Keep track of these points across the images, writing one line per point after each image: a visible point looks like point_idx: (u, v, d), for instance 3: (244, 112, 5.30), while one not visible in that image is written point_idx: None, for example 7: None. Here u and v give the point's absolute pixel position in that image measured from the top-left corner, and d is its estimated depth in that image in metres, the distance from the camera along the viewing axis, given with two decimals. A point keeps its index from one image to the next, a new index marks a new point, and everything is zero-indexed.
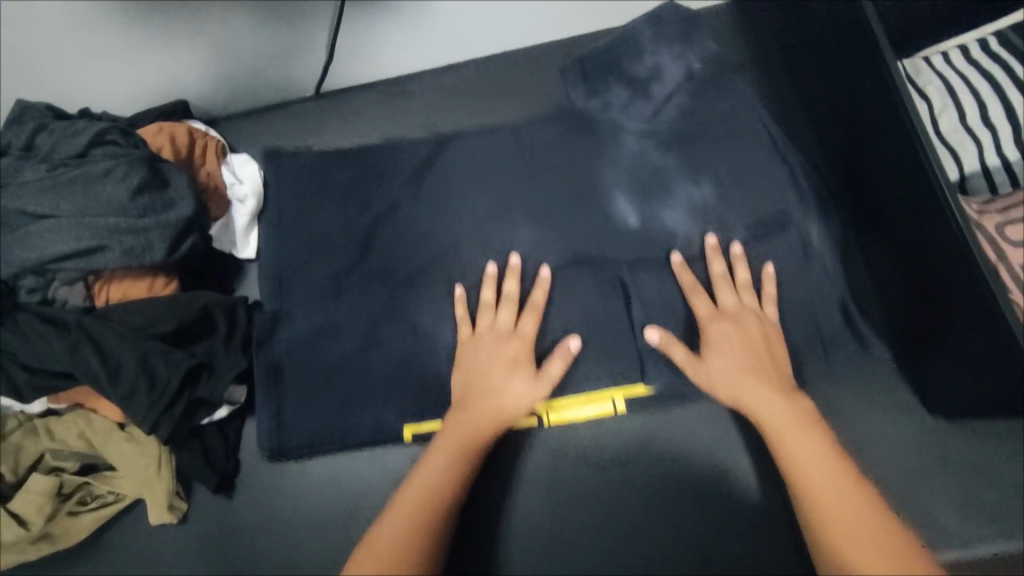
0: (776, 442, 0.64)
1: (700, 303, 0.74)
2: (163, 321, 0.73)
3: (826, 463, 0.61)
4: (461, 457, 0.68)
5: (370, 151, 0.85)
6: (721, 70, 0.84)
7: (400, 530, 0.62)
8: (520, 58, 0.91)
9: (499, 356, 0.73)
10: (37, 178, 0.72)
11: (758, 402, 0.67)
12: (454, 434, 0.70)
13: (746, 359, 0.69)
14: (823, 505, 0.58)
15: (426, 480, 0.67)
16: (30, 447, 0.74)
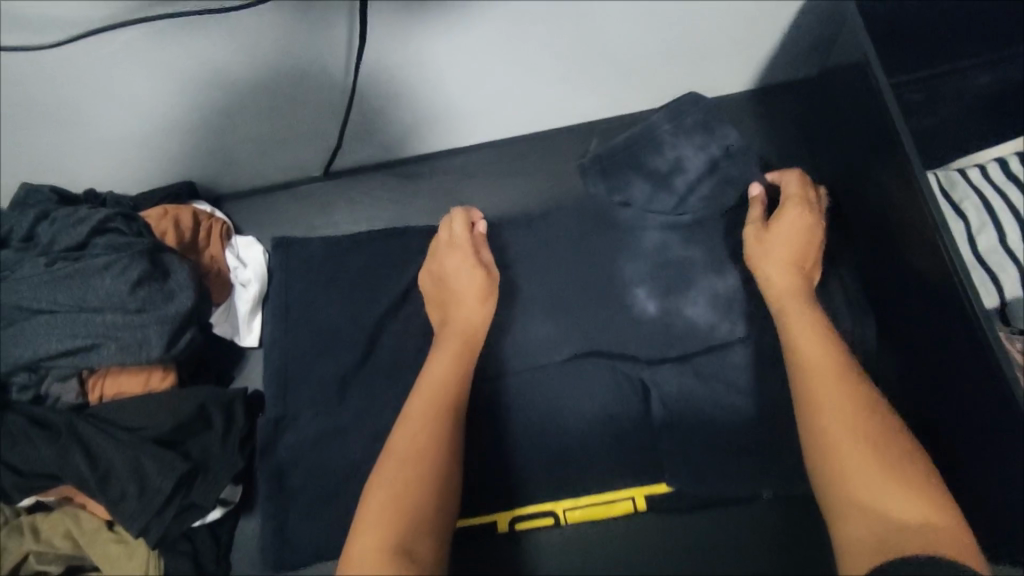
0: (805, 368, 0.59)
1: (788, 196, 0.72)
2: (157, 421, 0.71)
3: (820, 351, 0.60)
4: (458, 376, 0.66)
5: (380, 239, 0.84)
6: (746, 164, 0.80)
7: (421, 442, 0.60)
8: (534, 146, 0.90)
9: (448, 273, 0.74)
10: (36, 272, 0.70)
11: (775, 279, 0.68)
12: (443, 351, 0.68)
13: (795, 242, 0.69)
14: (819, 404, 0.56)
15: (433, 375, 0.66)
16: (14, 548, 0.70)
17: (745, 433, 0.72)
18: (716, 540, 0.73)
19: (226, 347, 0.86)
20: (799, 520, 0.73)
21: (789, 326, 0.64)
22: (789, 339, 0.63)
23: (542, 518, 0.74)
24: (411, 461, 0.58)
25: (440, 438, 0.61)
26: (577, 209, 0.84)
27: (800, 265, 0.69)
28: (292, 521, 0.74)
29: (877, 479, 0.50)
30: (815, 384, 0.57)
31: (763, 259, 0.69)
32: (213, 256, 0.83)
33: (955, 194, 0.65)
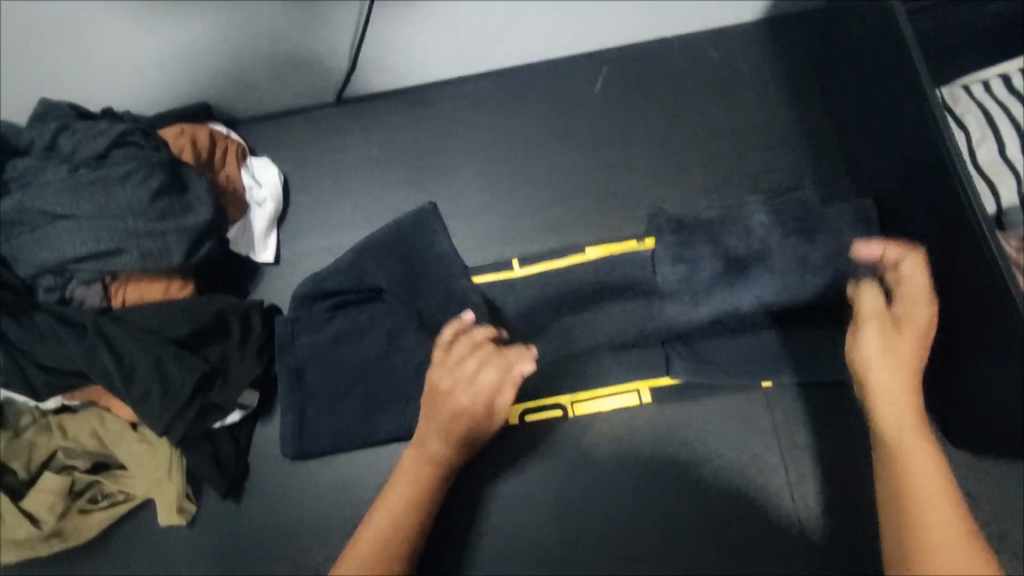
0: (910, 506, 0.52)
1: (915, 271, 0.65)
2: (177, 325, 0.73)
3: (938, 492, 0.53)
4: (412, 507, 0.66)
5: (401, 163, 0.89)
6: (744, 86, 0.85)
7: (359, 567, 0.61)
8: (544, 72, 0.89)
9: (443, 395, 0.69)
10: (61, 179, 0.72)
11: (885, 398, 0.59)
12: (406, 475, 0.68)
13: (925, 347, 0.62)
14: (928, 540, 0.50)
15: (404, 494, 0.66)
16: (44, 445, 0.74)
17: (747, 350, 0.75)
18: (724, 456, 0.74)
19: (242, 265, 0.86)
20: (803, 434, 0.74)
21: (897, 452, 0.56)
22: (892, 459, 0.56)
23: (551, 411, 0.77)
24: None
25: (398, 547, 0.64)
26: (586, 138, 0.87)
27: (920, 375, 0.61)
28: (312, 414, 0.77)
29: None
30: (923, 520, 0.51)
31: (887, 362, 0.60)
32: (230, 175, 0.84)
33: (957, 108, 0.67)
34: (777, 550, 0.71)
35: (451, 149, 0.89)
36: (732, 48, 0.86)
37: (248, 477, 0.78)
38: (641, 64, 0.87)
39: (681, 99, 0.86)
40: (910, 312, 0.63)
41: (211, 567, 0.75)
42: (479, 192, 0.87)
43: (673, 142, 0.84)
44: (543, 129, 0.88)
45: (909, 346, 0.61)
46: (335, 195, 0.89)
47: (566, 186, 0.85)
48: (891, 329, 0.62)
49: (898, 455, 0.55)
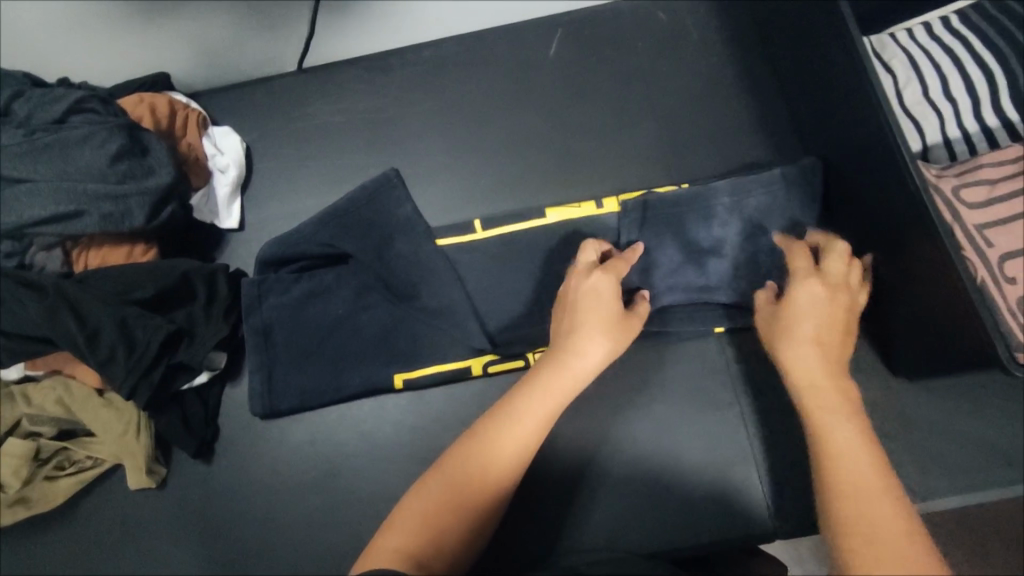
0: (834, 479, 0.47)
1: (800, 254, 0.64)
2: (142, 286, 0.74)
3: (864, 466, 0.48)
4: (507, 466, 0.58)
5: (363, 128, 0.89)
6: (696, 44, 0.88)
7: (424, 511, 0.55)
8: (503, 36, 0.91)
9: (580, 294, 0.66)
10: (16, 143, 0.72)
11: (800, 367, 0.56)
12: (517, 421, 0.59)
13: (830, 323, 0.58)
14: (854, 522, 0.45)
15: (526, 402, 0.60)
16: (7, 413, 0.74)
17: (709, 295, 0.76)
18: (687, 400, 0.75)
19: (206, 234, 0.86)
20: (765, 376, 0.75)
21: (820, 427, 0.51)
22: (816, 436, 0.51)
23: (516, 361, 0.76)
24: (413, 524, 0.54)
25: (512, 454, 0.58)
26: (546, 98, 0.88)
27: (835, 350, 0.58)
28: (281, 372, 0.78)
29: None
30: (853, 502, 0.46)
31: (787, 342, 0.58)
32: (193, 143, 0.84)
33: (885, 54, 0.72)
34: (743, 488, 0.72)
35: (412, 113, 0.89)
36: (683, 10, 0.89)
37: (216, 440, 0.78)
38: (597, 27, 0.90)
39: (637, 58, 0.88)
40: (789, 295, 0.61)
41: (182, 528, 0.75)
42: (442, 154, 0.88)
43: (629, 102, 0.87)
44: (503, 90, 0.89)
45: (807, 317, 0.58)
46: (298, 161, 0.89)
47: (527, 145, 0.87)
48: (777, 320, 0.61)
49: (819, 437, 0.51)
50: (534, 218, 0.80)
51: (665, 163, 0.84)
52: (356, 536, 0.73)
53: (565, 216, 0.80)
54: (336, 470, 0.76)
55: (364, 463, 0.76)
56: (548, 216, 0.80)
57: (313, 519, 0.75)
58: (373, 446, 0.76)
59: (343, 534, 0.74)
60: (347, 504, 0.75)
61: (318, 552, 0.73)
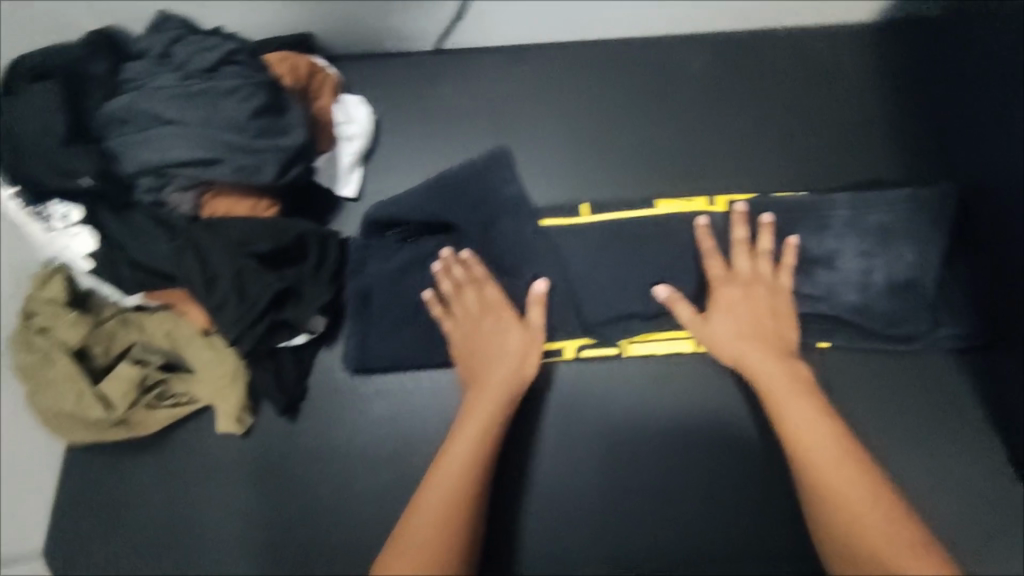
0: (808, 462, 0.66)
1: (714, 265, 0.77)
2: (260, 241, 0.75)
3: (829, 444, 0.66)
4: (475, 451, 0.69)
5: (489, 117, 0.89)
6: (841, 85, 0.88)
7: (428, 522, 0.65)
8: (647, 48, 0.90)
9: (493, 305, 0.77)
10: (168, 85, 0.74)
11: (758, 368, 0.72)
12: (472, 416, 0.72)
13: (755, 325, 0.74)
14: (821, 478, 0.65)
15: (479, 416, 0.71)
16: (122, 337, 0.77)
17: (816, 304, 0.77)
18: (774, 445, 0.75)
19: (323, 197, 0.87)
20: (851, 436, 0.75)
21: (783, 415, 0.69)
22: (780, 425, 0.69)
23: (609, 348, 0.78)
24: (425, 532, 0.65)
25: (483, 458, 0.70)
26: (679, 117, 0.87)
27: (776, 342, 0.74)
28: (376, 337, 0.79)
29: (876, 532, 0.61)
30: (817, 466, 0.65)
31: (726, 342, 0.74)
32: (321, 106, 0.84)
33: None
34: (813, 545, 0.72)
35: (541, 111, 0.89)
36: (833, 50, 0.89)
37: (304, 399, 0.80)
38: (743, 52, 0.90)
39: (775, 97, 0.88)
40: (714, 304, 0.76)
41: (261, 478, 0.78)
42: (564, 156, 0.87)
43: (761, 138, 0.86)
44: (636, 104, 0.88)
45: (743, 321, 0.74)
46: (421, 140, 0.89)
47: (651, 165, 0.86)
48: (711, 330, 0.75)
49: (786, 424, 0.68)
50: (646, 208, 0.81)
51: (794, 204, 0.81)
52: None
53: (678, 208, 0.80)
54: (413, 452, 0.77)
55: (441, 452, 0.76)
56: (660, 207, 0.81)
57: (383, 495, 0.76)
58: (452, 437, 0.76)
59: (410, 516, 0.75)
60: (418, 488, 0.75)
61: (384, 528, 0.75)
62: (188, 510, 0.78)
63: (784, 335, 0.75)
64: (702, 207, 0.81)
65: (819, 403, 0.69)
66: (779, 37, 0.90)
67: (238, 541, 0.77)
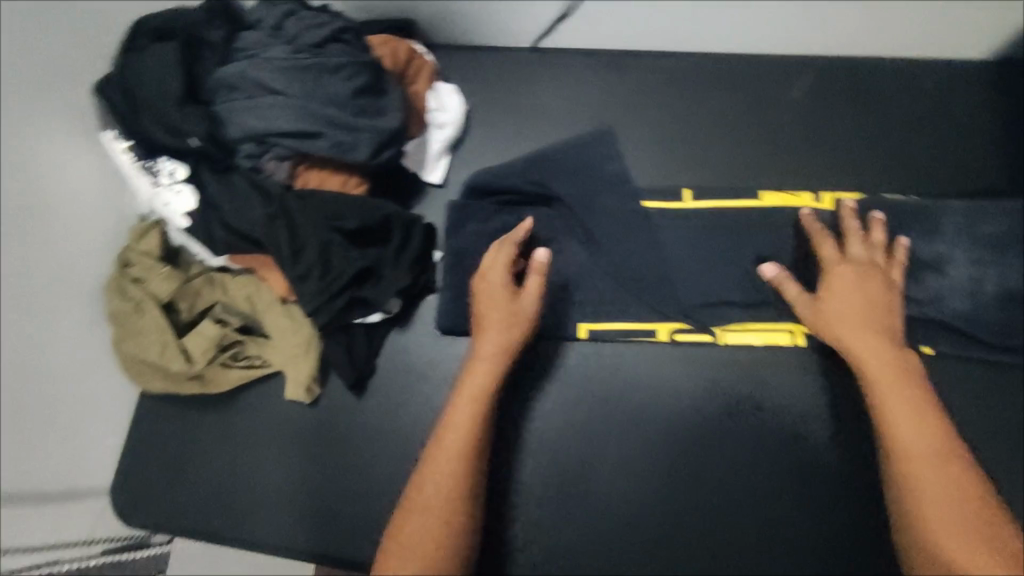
0: (899, 440, 0.64)
1: (831, 245, 0.76)
2: (349, 217, 0.77)
3: (925, 426, 0.64)
4: (477, 415, 0.69)
5: (580, 119, 0.89)
6: (944, 123, 0.86)
7: (442, 492, 0.65)
8: (747, 64, 0.89)
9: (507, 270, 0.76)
10: (280, 56, 0.76)
11: (862, 344, 0.70)
12: (468, 385, 0.71)
13: (867, 305, 0.72)
14: (913, 456, 0.63)
15: (468, 400, 0.70)
16: (206, 295, 0.80)
17: (917, 308, 0.77)
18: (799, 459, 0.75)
19: (409, 181, 0.88)
20: None
21: (879, 392, 0.67)
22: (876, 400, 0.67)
23: (701, 334, 0.80)
24: (436, 503, 0.64)
25: (469, 446, 0.68)
26: (773, 138, 0.86)
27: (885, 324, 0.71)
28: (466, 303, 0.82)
29: (953, 518, 0.59)
30: (907, 444, 0.63)
31: (834, 317, 0.72)
32: (417, 91, 0.85)
33: None
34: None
35: (634, 118, 0.88)
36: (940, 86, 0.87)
37: (372, 378, 0.82)
38: (847, 78, 0.88)
39: (876, 127, 0.86)
40: (828, 283, 0.74)
41: (323, 449, 0.80)
42: (652, 165, 0.86)
43: (856, 168, 0.85)
44: (732, 120, 0.87)
45: (855, 299, 0.72)
46: (510, 136, 0.90)
47: (741, 182, 0.85)
48: (818, 301, 0.74)
49: (882, 400, 0.66)
50: (749, 199, 0.83)
51: (884, 241, 0.79)
52: None
53: (778, 201, 0.82)
54: None
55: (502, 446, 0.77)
56: (762, 199, 0.82)
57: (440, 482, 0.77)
58: (515, 432, 0.77)
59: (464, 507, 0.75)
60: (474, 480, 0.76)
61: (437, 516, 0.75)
62: (248, 471, 0.80)
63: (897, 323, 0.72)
64: (806, 203, 0.82)
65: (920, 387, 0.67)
66: (885, 65, 0.88)
67: (293, 507, 0.79)
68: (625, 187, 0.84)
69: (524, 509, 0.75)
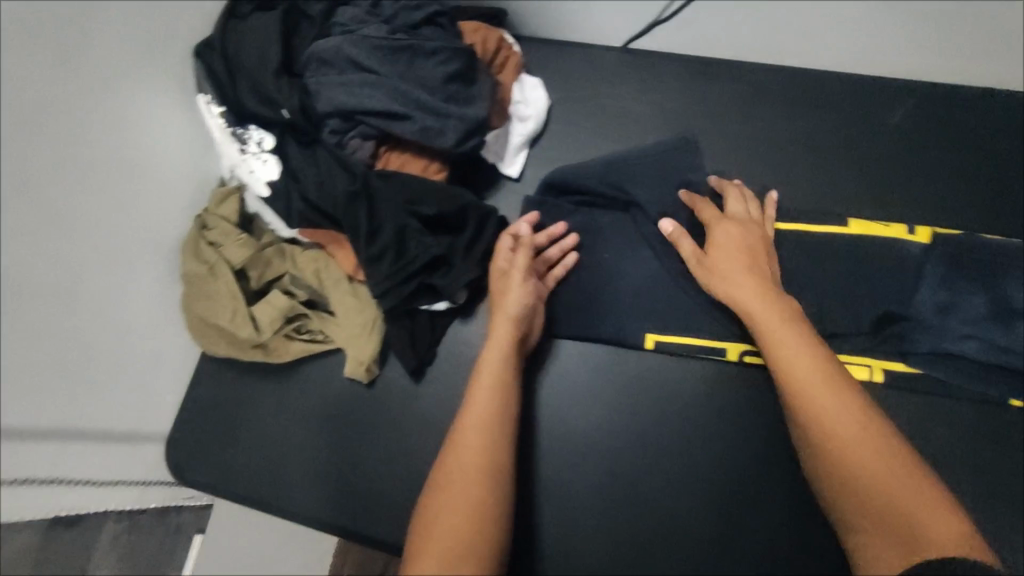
0: (795, 394, 0.59)
1: (710, 209, 0.78)
2: (427, 203, 0.77)
3: (811, 371, 0.60)
4: (498, 393, 0.67)
5: (665, 124, 0.87)
6: None
7: (471, 471, 0.61)
8: (842, 85, 0.86)
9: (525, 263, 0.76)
10: (376, 36, 0.75)
11: (740, 294, 0.69)
12: (488, 365, 0.69)
13: (739, 255, 0.72)
14: (811, 408, 0.58)
15: (489, 375, 0.68)
16: (276, 266, 0.81)
17: (1009, 356, 0.73)
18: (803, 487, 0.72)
19: (485, 172, 0.87)
20: (996, 535, 0.70)
21: (776, 348, 0.64)
22: (772, 357, 0.63)
23: None
24: (464, 481, 0.60)
25: (496, 426, 0.65)
26: (864, 164, 0.83)
27: (765, 278, 0.71)
28: None
29: (872, 449, 0.54)
30: (804, 395, 0.59)
31: (729, 273, 0.71)
32: (503, 82, 0.84)
33: None
34: None
35: (720, 130, 0.86)
36: None
37: (431, 365, 0.81)
38: (947, 109, 0.84)
39: (975, 162, 0.82)
40: (714, 236, 0.75)
41: (376, 430, 0.80)
42: (735, 178, 0.84)
43: (952, 204, 0.81)
44: (822, 141, 0.84)
45: (733, 252, 0.73)
46: (591, 136, 0.88)
47: (827, 205, 0.81)
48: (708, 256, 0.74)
49: (777, 356, 0.63)
50: (838, 226, 0.79)
51: (975, 283, 0.76)
52: (521, 512, 0.74)
53: (870, 229, 0.78)
54: (526, 443, 0.76)
55: (556, 448, 0.76)
56: (852, 227, 0.79)
57: None
58: (570, 436, 0.76)
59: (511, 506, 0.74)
60: (523, 480, 0.75)
61: None
62: (299, 444, 0.81)
63: (773, 273, 0.72)
64: (897, 234, 0.78)
65: (810, 338, 0.64)
66: (989, 99, 0.85)
67: (340, 486, 0.78)
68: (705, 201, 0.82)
69: (572, 515, 0.74)
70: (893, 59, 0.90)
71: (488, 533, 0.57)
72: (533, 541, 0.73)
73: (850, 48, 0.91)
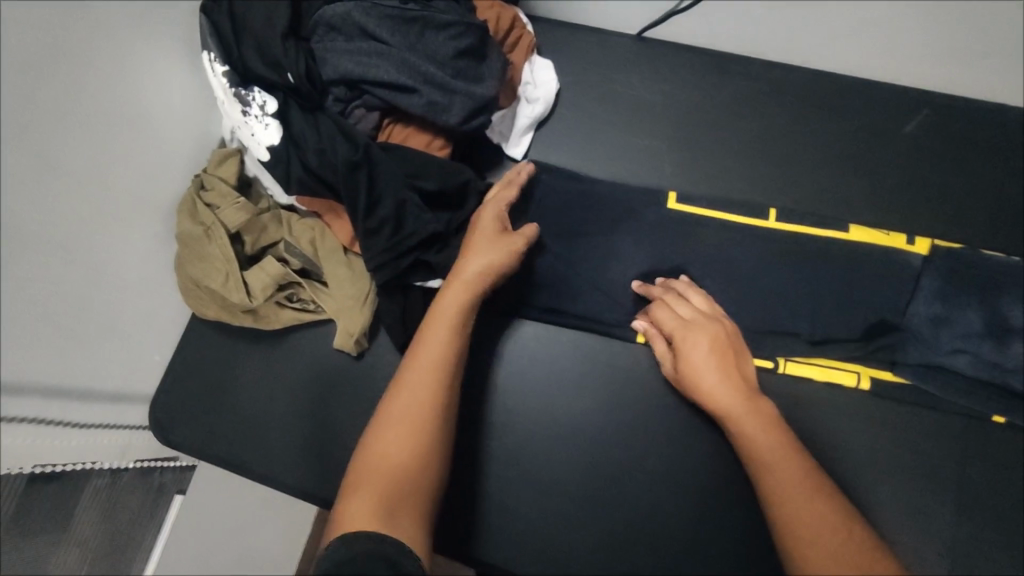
0: (769, 484, 0.62)
1: (664, 312, 0.74)
2: (428, 179, 0.76)
3: (778, 456, 0.63)
4: (449, 340, 0.67)
5: (675, 116, 0.86)
6: None
7: (411, 417, 0.62)
8: (857, 90, 0.85)
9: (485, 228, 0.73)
10: (387, 4, 0.74)
11: (712, 390, 0.68)
12: (442, 314, 0.68)
13: (705, 337, 0.70)
14: (777, 496, 0.61)
15: (435, 336, 0.67)
16: (272, 232, 0.80)
17: (997, 374, 0.74)
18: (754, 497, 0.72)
19: (488, 151, 0.86)
20: (967, 546, 0.71)
21: (745, 436, 0.65)
22: (744, 447, 0.65)
23: (766, 361, 0.76)
24: (406, 426, 0.61)
25: (439, 385, 0.64)
26: (871, 171, 0.82)
27: (728, 353, 0.70)
28: (526, 287, 0.80)
29: (827, 528, 0.58)
30: (773, 483, 0.62)
31: (693, 357, 0.70)
32: (514, 62, 0.83)
33: None
34: None
35: (730, 126, 0.85)
36: None
37: None
38: (961, 122, 0.83)
39: (983, 177, 0.82)
40: (672, 309, 0.74)
41: (362, 403, 0.80)
42: (741, 177, 0.83)
43: (955, 217, 0.80)
44: (831, 145, 0.83)
45: (698, 334, 0.71)
46: (599, 123, 0.87)
47: (830, 211, 0.81)
48: (675, 336, 0.72)
49: (747, 445, 0.65)
50: (838, 231, 0.78)
51: (971, 298, 0.76)
52: (502, 495, 0.74)
53: (871, 237, 0.78)
54: (512, 427, 0.76)
55: (540, 432, 0.76)
56: (851, 233, 0.78)
57: (471, 460, 0.75)
58: (555, 422, 0.77)
59: (493, 488, 0.74)
60: (506, 463, 0.75)
61: (462, 494, 0.74)
62: (284, 412, 0.81)
63: (735, 341, 0.72)
64: (898, 244, 0.78)
65: (770, 420, 0.66)
66: (1006, 114, 0.83)
67: (321, 454, 0.79)
68: (709, 197, 0.81)
69: (553, 502, 0.74)
70: (914, 71, 0.88)
71: (417, 474, 0.60)
72: (512, 524, 0.73)
73: (870, 57, 0.90)
